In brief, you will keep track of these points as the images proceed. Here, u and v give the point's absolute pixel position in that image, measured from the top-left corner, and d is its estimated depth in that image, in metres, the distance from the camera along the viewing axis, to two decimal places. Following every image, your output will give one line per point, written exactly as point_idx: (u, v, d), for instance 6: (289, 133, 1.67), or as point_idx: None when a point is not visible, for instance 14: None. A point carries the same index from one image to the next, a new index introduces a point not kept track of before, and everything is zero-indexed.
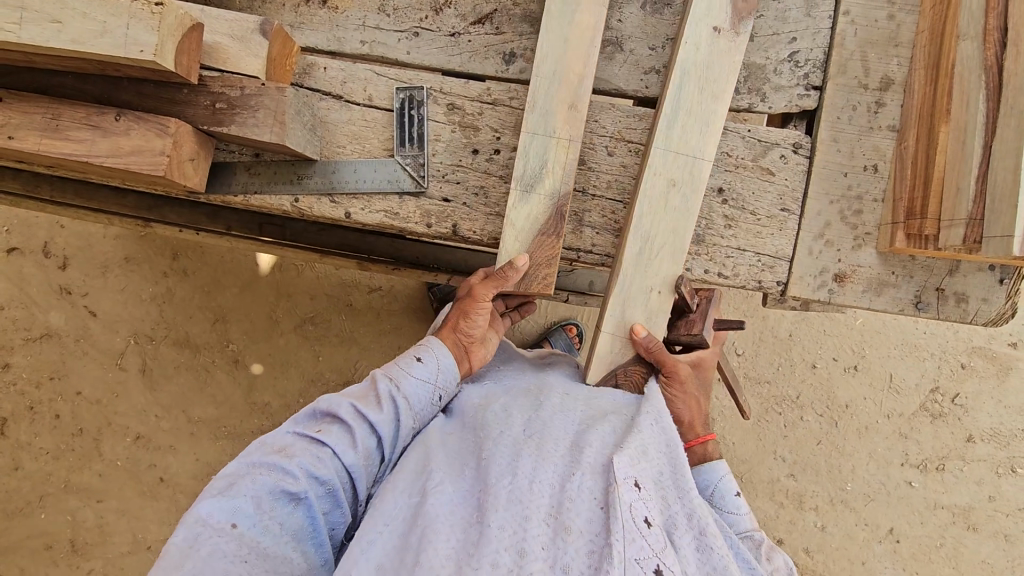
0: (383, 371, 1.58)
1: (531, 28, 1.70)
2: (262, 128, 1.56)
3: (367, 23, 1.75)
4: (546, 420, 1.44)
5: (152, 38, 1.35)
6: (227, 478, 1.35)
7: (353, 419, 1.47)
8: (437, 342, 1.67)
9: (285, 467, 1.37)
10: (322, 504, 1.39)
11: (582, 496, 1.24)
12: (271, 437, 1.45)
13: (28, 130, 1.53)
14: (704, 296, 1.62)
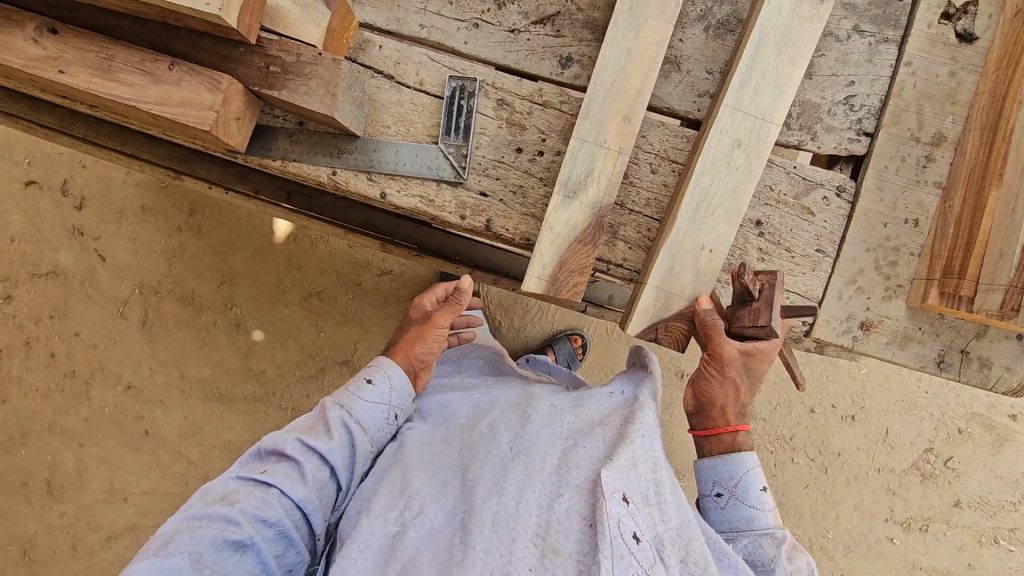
0: (331, 401, 1.59)
1: (592, 35, 1.68)
2: (313, 97, 1.54)
3: (428, 8, 1.73)
4: (531, 438, 1.52)
5: None
6: (164, 538, 1.34)
7: (298, 453, 1.49)
8: (389, 365, 1.69)
9: (227, 515, 1.37)
10: (271, 543, 1.40)
11: (570, 518, 1.30)
12: (211, 488, 1.45)
13: (79, 67, 1.52)
14: (766, 282, 1.41)
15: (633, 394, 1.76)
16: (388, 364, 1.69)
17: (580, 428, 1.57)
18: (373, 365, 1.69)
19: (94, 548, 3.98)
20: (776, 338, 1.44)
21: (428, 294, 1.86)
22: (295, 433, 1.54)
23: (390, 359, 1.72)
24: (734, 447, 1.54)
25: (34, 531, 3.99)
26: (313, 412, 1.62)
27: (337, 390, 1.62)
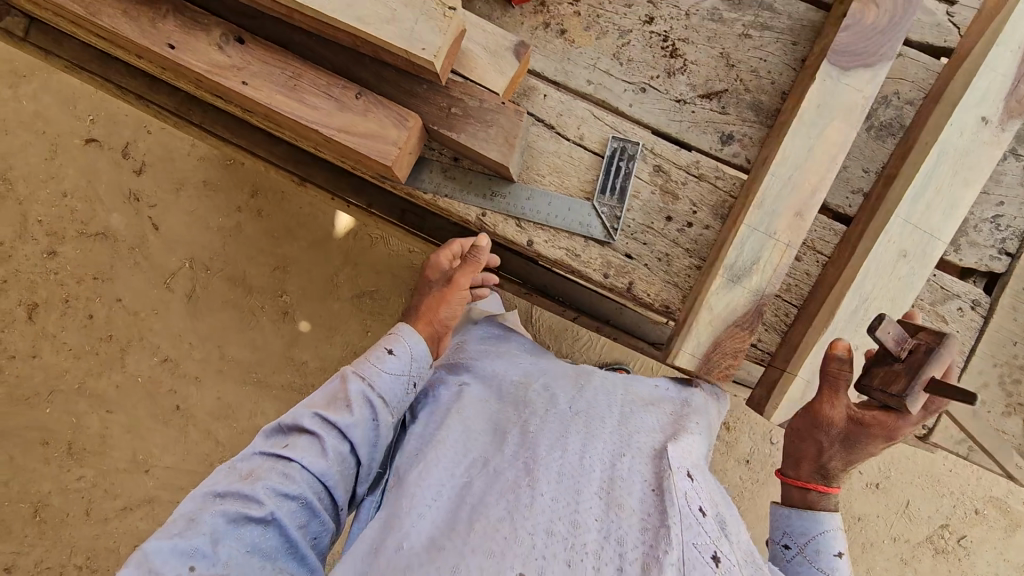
0: (346, 375, 1.59)
1: (756, 117, 1.71)
2: (490, 145, 1.55)
3: (598, 65, 1.74)
4: (586, 404, 1.63)
5: (437, 39, 1.34)
6: (187, 515, 1.34)
7: (320, 427, 1.50)
8: (407, 334, 1.68)
9: (251, 492, 1.38)
10: (291, 515, 1.40)
11: (634, 480, 1.41)
12: (234, 464, 1.46)
13: (263, 80, 1.51)
14: (922, 345, 1.35)
15: (682, 399, 1.79)
16: (409, 334, 1.68)
17: (632, 404, 1.67)
18: (390, 336, 1.67)
19: (108, 516, 3.97)
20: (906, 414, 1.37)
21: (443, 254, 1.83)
22: (316, 409, 1.53)
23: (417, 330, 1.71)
24: (809, 505, 1.54)
25: (49, 489, 3.98)
26: (332, 383, 1.61)
27: (357, 360, 1.62)
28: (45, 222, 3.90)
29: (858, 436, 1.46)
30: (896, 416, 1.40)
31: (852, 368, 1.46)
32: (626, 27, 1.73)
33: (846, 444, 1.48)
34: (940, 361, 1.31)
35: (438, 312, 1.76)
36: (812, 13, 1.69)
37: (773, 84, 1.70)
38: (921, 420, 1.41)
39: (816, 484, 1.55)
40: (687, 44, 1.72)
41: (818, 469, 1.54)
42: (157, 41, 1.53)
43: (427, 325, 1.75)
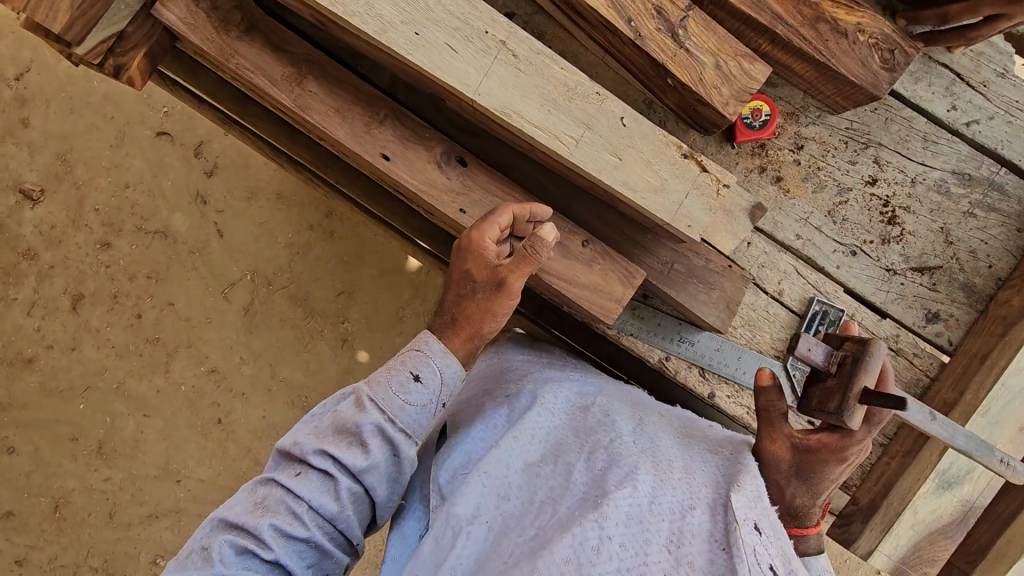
0: (360, 403, 1.24)
1: (967, 299, 1.64)
2: (710, 309, 1.44)
3: (809, 220, 1.64)
4: (654, 438, 1.34)
5: (705, 217, 1.23)
6: (202, 546, 1.17)
7: (332, 464, 1.20)
8: (438, 352, 1.26)
9: (256, 530, 1.16)
10: (298, 554, 1.19)
11: (702, 534, 1.09)
12: (252, 486, 1.24)
13: (483, 211, 1.37)
14: (849, 356, 1.33)
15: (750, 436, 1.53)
16: (440, 353, 1.26)
17: (691, 446, 1.34)
18: (415, 351, 1.27)
19: (132, 521, 3.66)
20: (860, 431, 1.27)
21: (492, 227, 1.28)
22: (328, 439, 1.23)
23: (447, 344, 1.29)
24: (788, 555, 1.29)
25: (71, 488, 3.67)
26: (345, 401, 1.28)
27: (377, 381, 1.25)
28: (102, 211, 3.63)
29: (813, 465, 1.29)
30: (840, 434, 1.28)
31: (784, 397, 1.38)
32: (847, 184, 1.64)
33: (803, 478, 1.29)
34: (869, 368, 1.28)
35: (469, 304, 1.28)
36: None
37: (990, 268, 1.63)
38: (867, 434, 1.29)
39: (791, 530, 1.30)
40: (907, 212, 1.64)
41: (787, 511, 1.31)
42: (372, 150, 1.37)
43: (455, 315, 1.29)
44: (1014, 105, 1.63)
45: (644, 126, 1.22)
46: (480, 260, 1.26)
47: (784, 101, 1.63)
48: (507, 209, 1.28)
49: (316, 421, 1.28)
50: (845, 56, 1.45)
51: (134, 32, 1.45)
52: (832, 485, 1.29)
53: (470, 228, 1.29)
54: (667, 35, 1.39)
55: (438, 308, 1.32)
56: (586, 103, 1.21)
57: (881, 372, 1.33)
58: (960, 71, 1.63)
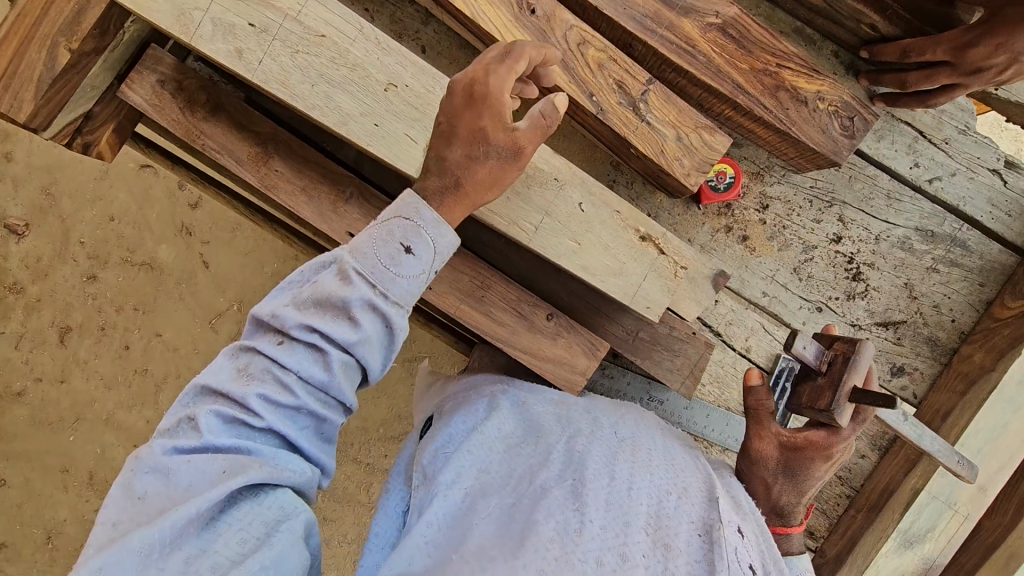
0: (344, 272, 0.91)
1: (930, 353, 1.67)
2: (674, 376, 1.46)
3: (775, 278, 1.67)
4: (633, 430, 1.26)
5: (664, 298, 1.25)
6: (176, 418, 0.89)
7: (319, 337, 0.90)
8: (429, 215, 0.95)
9: (243, 399, 0.87)
10: (301, 419, 0.92)
11: (681, 520, 1.04)
12: (231, 350, 0.93)
13: (450, 287, 1.39)
14: (839, 355, 1.35)
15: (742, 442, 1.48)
16: (435, 221, 0.95)
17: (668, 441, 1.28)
18: (403, 214, 0.95)
19: None
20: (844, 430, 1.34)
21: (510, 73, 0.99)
22: (310, 309, 0.91)
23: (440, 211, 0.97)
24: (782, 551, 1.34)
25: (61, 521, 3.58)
26: (326, 267, 0.94)
27: (357, 240, 0.92)
28: (87, 244, 3.22)
29: (799, 463, 1.35)
30: (826, 433, 1.33)
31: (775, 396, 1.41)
32: (812, 243, 1.66)
33: (790, 475, 1.36)
34: (858, 367, 1.30)
35: (477, 169, 0.99)
36: (1005, 255, 1.66)
37: (953, 321, 1.67)
38: (851, 432, 1.35)
39: (776, 524, 1.36)
40: (871, 269, 1.66)
41: (775, 508, 1.37)
42: (339, 229, 1.39)
43: (458, 173, 0.99)
44: (976, 161, 1.66)
45: (600, 211, 1.24)
46: (496, 114, 0.98)
47: (749, 161, 1.65)
48: (528, 53, 1.00)
49: (293, 285, 0.94)
50: (806, 124, 1.46)
51: (101, 110, 1.46)
52: (817, 481, 1.36)
53: (486, 56, 1.00)
54: (629, 108, 1.40)
55: (435, 161, 1.00)
56: (545, 190, 1.23)
57: (869, 371, 1.36)
58: (923, 129, 1.65)
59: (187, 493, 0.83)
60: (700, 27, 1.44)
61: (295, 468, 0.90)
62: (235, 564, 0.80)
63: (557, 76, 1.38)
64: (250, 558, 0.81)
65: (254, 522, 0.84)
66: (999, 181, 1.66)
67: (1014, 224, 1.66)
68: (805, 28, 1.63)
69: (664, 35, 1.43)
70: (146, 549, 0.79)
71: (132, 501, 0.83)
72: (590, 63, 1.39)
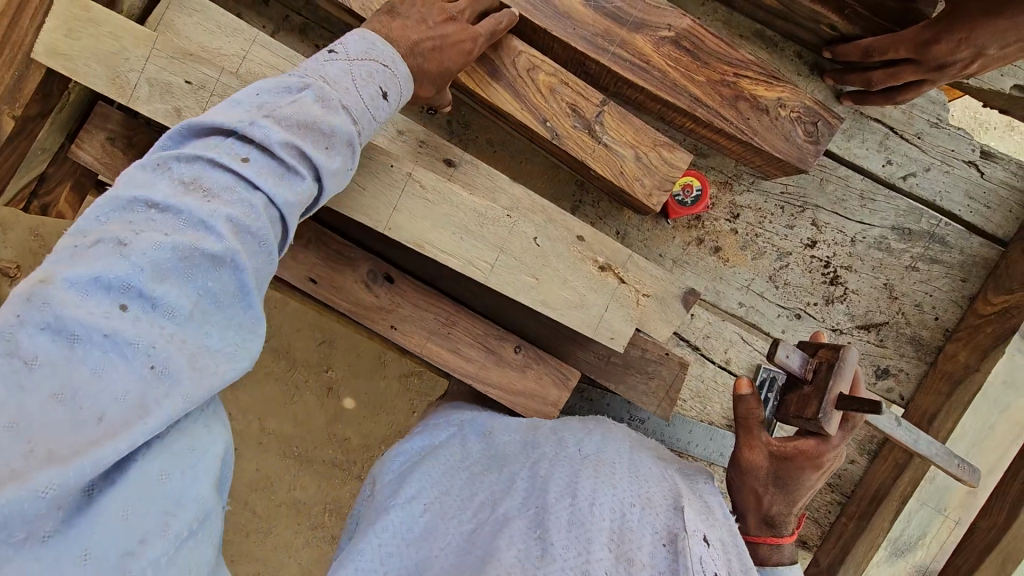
0: (326, 98, 0.92)
1: (914, 353, 1.64)
2: (650, 399, 1.44)
3: (751, 287, 1.64)
4: (599, 446, 1.22)
5: (627, 327, 1.23)
6: (96, 234, 0.73)
7: (298, 162, 0.87)
8: (401, 70, 1.06)
9: (203, 218, 0.77)
10: (259, 256, 0.82)
11: (645, 532, 1.00)
12: (167, 161, 0.81)
13: (415, 326, 1.38)
14: (823, 362, 1.26)
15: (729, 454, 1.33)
16: (404, 77, 1.07)
17: (638, 452, 1.24)
18: (377, 61, 1.03)
19: None
20: (835, 436, 1.23)
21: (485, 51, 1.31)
22: (287, 130, 0.87)
23: (406, 69, 1.09)
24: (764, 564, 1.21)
25: None
26: (294, 92, 0.92)
27: (334, 74, 0.96)
28: None
29: (790, 473, 1.23)
30: (816, 440, 1.23)
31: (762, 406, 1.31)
32: (786, 249, 1.63)
33: (781, 485, 1.23)
34: (841, 374, 1.23)
35: (433, 59, 1.14)
36: (986, 248, 1.62)
37: (936, 319, 1.63)
38: (842, 440, 1.25)
39: (766, 535, 1.23)
40: (849, 271, 1.63)
41: (762, 519, 1.24)
42: (298, 275, 1.36)
43: (415, 61, 1.12)
44: (950, 154, 1.62)
45: (557, 245, 1.23)
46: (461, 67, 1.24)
47: (716, 171, 1.62)
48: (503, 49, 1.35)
49: (250, 105, 0.88)
50: (768, 133, 1.43)
51: (56, 171, 1.45)
52: (809, 492, 1.24)
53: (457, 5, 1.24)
54: (584, 131, 1.37)
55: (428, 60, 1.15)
56: (498, 227, 1.21)
57: (856, 377, 1.27)
58: (893, 125, 1.61)
59: (101, 401, 0.66)
60: (653, 41, 1.41)
61: (240, 342, 0.79)
62: (158, 528, 0.68)
63: (510, 105, 1.36)
64: (174, 517, 0.70)
65: (181, 447, 0.72)
66: (976, 173, 1.62)
67: (994, 215, 1.62)
68: (765, 30, 1.60)
69: (616, 53, 1.40)
70: (50, 496, 0.61)
71: (15, 369, 0.63)
72: (541, 88, 1.36)
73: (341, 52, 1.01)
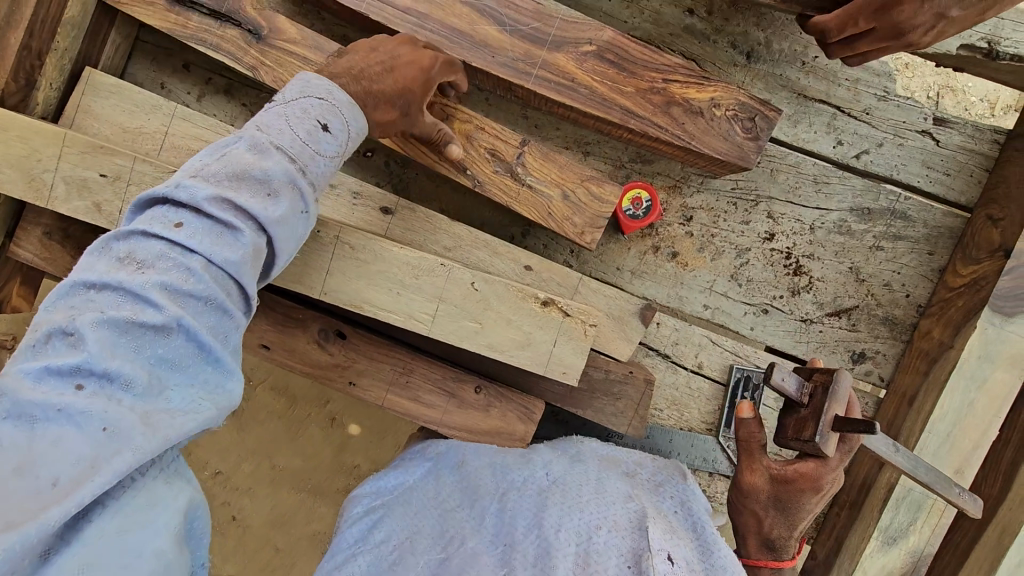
0: (258, 146, 0.88)
1: (889, 332, 1.61)
2: (620, 419, 1.43)
3: (714, 288, 1.61)
4: (566, 470, 1.20)
5: (579, 361, 1.21)
6: (43, 326, 0.72)
7: (236, 214, 0.83)
8: (345, 101, 1.01)
9: (140, 290, 0.75)
10: (209, 315, 0.79)
11: (610, 552, 0.98)
12: (105, 242, 0.79)
13: (373, 379, 1.37)
14: (819, 386, 1.21)
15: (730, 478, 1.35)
16: (348, 103, 1.01)
17: (609, 471, 1.24)
18: (313, 97, 0.97)
19: None
20: (834, 458, 1.20)
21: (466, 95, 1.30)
22: (223, 187, 0.84)
23: (347, 95, 1.02)
24: None
25: None
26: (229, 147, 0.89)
27: (268, 118, 0.92)
28: None
29: (790, 498, 1.23)
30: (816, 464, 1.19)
31: (762, 429, 1.28)
32: (744, 245, 1.59)
33: (781, 509, 1.24)
34: (837, 396, 1.18)
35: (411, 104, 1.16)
36: (950, 217, 1.58)
37: (908, 296, 1.60)
38: (841, 463, 1.21)
39: (766, 559, 1.27)
40: (812, 259, 1.60)
41: (764, 543, 1.27)
42: (249, 343, 1.35)
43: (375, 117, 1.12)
44: (903, 125, 1.57)
45: (496, 286, 1.20)
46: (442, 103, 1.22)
47: (663, 175, 1.58)
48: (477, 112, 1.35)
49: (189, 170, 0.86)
50: (706, 135, 1.39)
51: None
52: (809, 515, 1.24)
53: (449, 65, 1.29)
54: (507, 175, 1.35)
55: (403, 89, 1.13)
56: (434, 277, 1.19)
57: (851, 400, 1.23)
58: (839, 104, 1.56)
59: (55, 467, 0.63)
60: (575, 58, 1.37)
61: (201, 396, 0.77)
62: None
63: (427, 159, 1.34)
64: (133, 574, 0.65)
65: (138, 505, 0.69)
66: (931, 141, 1.57)
67: (955, 182, 1.57)
68: (695, 24, 1.55)
69: (540, 75, 1.36)
70: (2, 562, 0.57)
71: None
72: (458, 137, 1.33)
73: (276, 97, 0.96)
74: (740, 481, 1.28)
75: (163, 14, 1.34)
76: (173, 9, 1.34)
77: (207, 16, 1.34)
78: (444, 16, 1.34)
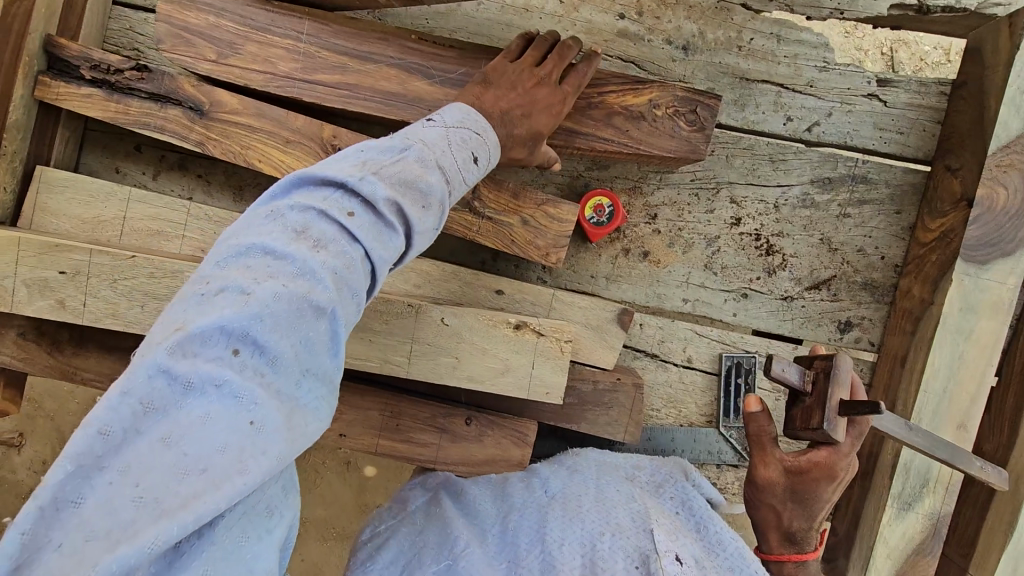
0: (426, 159, 0.87)
1: (871, 297, 1.60)
2: (616, 427, 1.42)
3: (691, 280, 1.61)
4: (567, 483, 1.19)
5: (560, 378, 1.21)
6: (219, 282, 0.70)
7: (398, 218, 0.81)
8: (490, 144, 1.05)
9: (314, 270, 0.73)
10: (355, 310, 0.77)
11: (616, 557, 0.98)
12: (279, 209, 0.76)
13: (362, 428, 1.37)
14: (820, 371, 1.21)
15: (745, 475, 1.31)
16: (493, 145, 1.05)
17: (610, 476, 1.23)
18: (471, 130, 1.01)
19: None
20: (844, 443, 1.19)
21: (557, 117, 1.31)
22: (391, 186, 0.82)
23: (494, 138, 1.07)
24: None
25: None
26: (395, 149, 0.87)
27: (434, 137, 0.93)
28: None
29: (807, 486, 1.20)
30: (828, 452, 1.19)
31: (772, 423, 1.25)
32: (713, 233, 1.60)
33: (799, 500, 1.21)
34: (840, 380, 1.18)
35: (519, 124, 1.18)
36: (910, 174, 1.58)
37: (883, 258, 1.60)
38: (852, 447, 1.20)
39: (789, 553, 1.21)
40: (782, 237, 1.60)
41: (785, 536, 1.21)
42: None
43: None
44: (848, 92, 1.58)
45: (466, 317, 1.21)
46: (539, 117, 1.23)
47: (621, 179, 1.59)
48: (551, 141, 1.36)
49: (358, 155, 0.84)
50: (653, 136, 1.40)
51: None
52: (827, 504, 1.21)
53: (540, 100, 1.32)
54: (464, 208, 1.35)
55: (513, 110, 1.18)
56: (403, 320, 1.19)
57: (853, 382, 1.23)
58: (782, 81, 1.58)
59: (202, 450, 0.62)
60: None
61: (327, 401, 0.74)
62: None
63: None
64: None
65: (259, 511, 0.67)
66: (878, 103, 1.58)
67: (909, 139, 1.58)
68: (628, 27, 1.56)
69: None
70: (156, 549, 0.58)
71: (135, 415, 0.62)
72: None
73: (438, 120, 0.99)
74: (755, 475, 1.25)
75: (103, 104, 1.36)
76: (112, 98, 1.36)
77: (146, 99, 1.36)
78: (373, 81, 1.37)
